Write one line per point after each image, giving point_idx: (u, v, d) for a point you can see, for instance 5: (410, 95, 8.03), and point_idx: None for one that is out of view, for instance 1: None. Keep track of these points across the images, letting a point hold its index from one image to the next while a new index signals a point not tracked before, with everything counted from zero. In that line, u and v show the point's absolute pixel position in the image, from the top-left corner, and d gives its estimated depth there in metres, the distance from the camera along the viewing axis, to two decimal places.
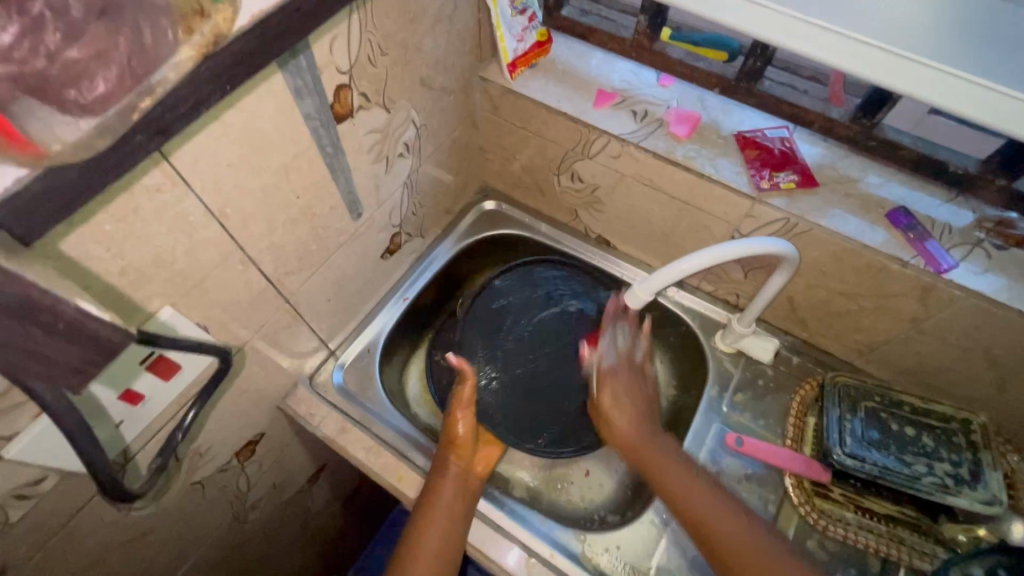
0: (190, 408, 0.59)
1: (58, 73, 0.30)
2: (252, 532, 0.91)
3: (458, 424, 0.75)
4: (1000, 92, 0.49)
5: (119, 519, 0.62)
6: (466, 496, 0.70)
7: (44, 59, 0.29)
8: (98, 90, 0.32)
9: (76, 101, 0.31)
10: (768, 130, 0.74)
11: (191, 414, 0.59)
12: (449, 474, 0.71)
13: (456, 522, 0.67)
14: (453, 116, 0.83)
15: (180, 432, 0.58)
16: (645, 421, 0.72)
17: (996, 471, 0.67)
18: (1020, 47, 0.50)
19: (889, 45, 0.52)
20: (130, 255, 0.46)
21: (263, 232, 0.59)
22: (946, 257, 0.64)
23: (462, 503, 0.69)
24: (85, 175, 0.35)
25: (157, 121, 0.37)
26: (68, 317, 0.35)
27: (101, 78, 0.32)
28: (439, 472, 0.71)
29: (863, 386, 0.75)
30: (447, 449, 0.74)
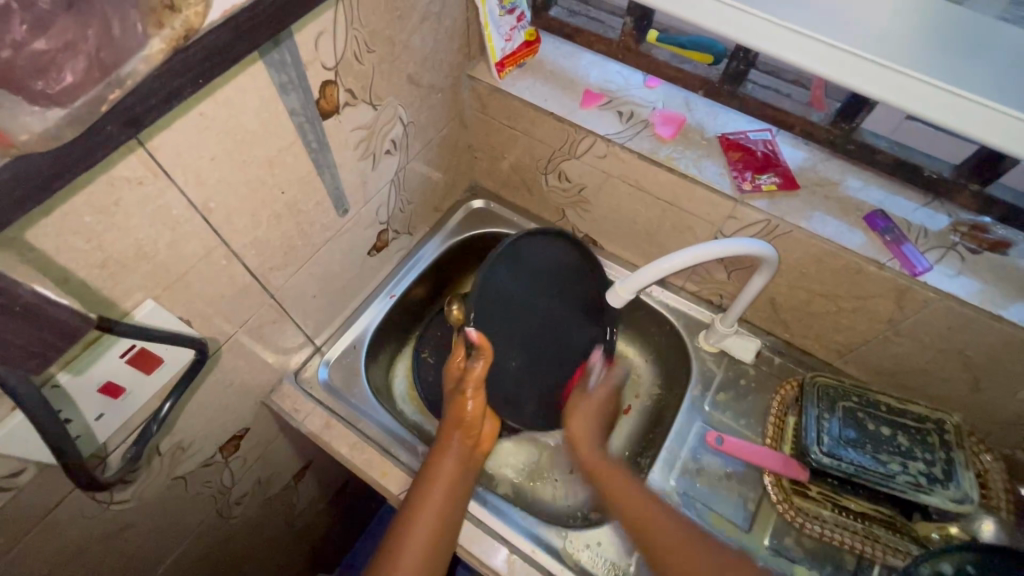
0: (167, 401, 0.59)
1: (25, 64, 0.30)
2: (236, 528, 0.91)
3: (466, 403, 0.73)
4: (965, 97, 0.50)
5: (100, 512, 0.62)
6: (463, 478, 0.69)
7: (11, 49, 0.29)
8: (67, 81, 0.32)
9: (44, 91, 0.31)
10: (752, 133, 0.75)
11: (167, 406, 0.58)
12: (450, 455, 0.70)
13: (456, 500, 0.67)
14: (442, 114, 0.83)
15: (155, 423, 0.57)
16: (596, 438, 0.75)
17: (968, 470, 0.69)
18: (985, 57, 0.51)
19: (856, 50, 0.52)
20: (111, 246, 0.46)
21: (247, 226, 0.59)
22: (921, 259, 0.65)
23: (457, 485, 0.69)
24: (53, 163, 0.35)
25: (126, 113, 0.37)
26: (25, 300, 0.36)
27: (68, 69, 0.32)
28: (441, 451, 0.71)
29: (841, 387, 0.76)
30: (454, 428, 0.72)
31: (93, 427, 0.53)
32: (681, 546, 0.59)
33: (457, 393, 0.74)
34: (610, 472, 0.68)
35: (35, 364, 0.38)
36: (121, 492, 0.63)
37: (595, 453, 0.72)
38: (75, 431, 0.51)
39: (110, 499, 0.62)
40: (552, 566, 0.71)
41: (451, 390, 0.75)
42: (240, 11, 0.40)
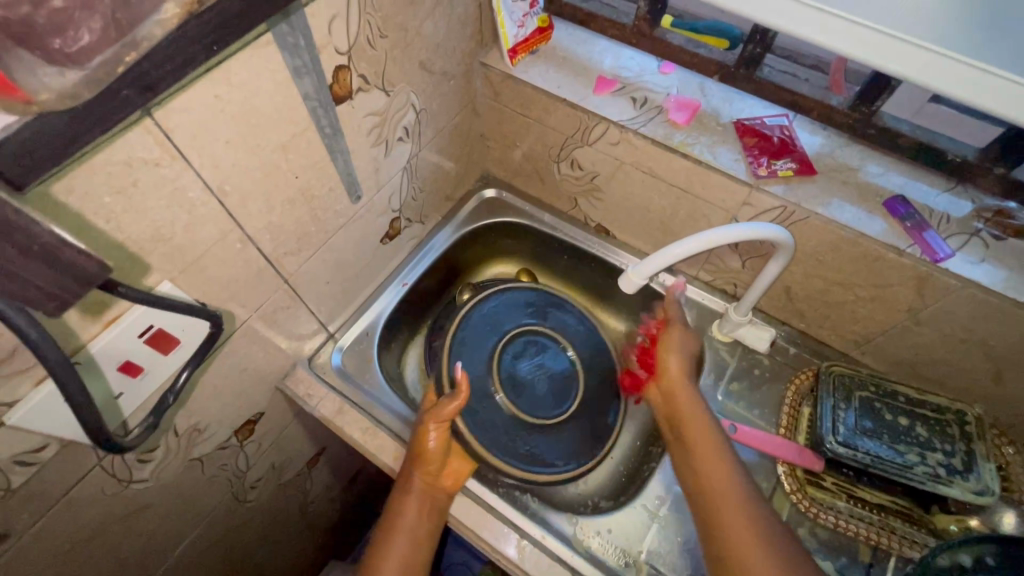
0: (183, 370, 0.56)
1: (44, 22, 0.29)
2: (252, 511, 0.93)
3: (429, 437, 0.71)
4: (983, 70, 0.49)
5: (119, 492, 0.64)
6: (426, 523, 0.68)
7: (31, 6, 0.29)
8: (84, 42, 0.32)
9: (62, 50, 0.31)
10: (768, 118, 0.74)
11: (183, 376, 0.56)
12: (410, 496, 0.68)
13: (419, 543, 0.67)
14: (454, 102, 0.83)
15: (172, 394, 0.56)
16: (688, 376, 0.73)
17: (989, 462, 0.67)
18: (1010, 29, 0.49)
19: (878, 24, 0.51)
20: (129, 227, 0.47)
21: (261, 211, 0.60)
22: (943, 246, 0.64)
23: (421, 533, 0.68)
24: (59, 134, 0.35)
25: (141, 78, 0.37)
26: (43, 241, 0.35)
27: (86, 28, 0.31)
28: (404, 489, 0.69)
29: (858, 377, 0.75)
30: (416, 461, 0.71)
31: (112, 405, 0.55)
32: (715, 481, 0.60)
33: (421, 425, 0.72)
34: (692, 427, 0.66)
35: (54, 308, 0.38)
36: (140, 471, 0.65)
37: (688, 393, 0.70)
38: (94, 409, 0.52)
39: (129, 478, 0.64)
40: (562, 552, 0.70)
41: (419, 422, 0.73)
42: None
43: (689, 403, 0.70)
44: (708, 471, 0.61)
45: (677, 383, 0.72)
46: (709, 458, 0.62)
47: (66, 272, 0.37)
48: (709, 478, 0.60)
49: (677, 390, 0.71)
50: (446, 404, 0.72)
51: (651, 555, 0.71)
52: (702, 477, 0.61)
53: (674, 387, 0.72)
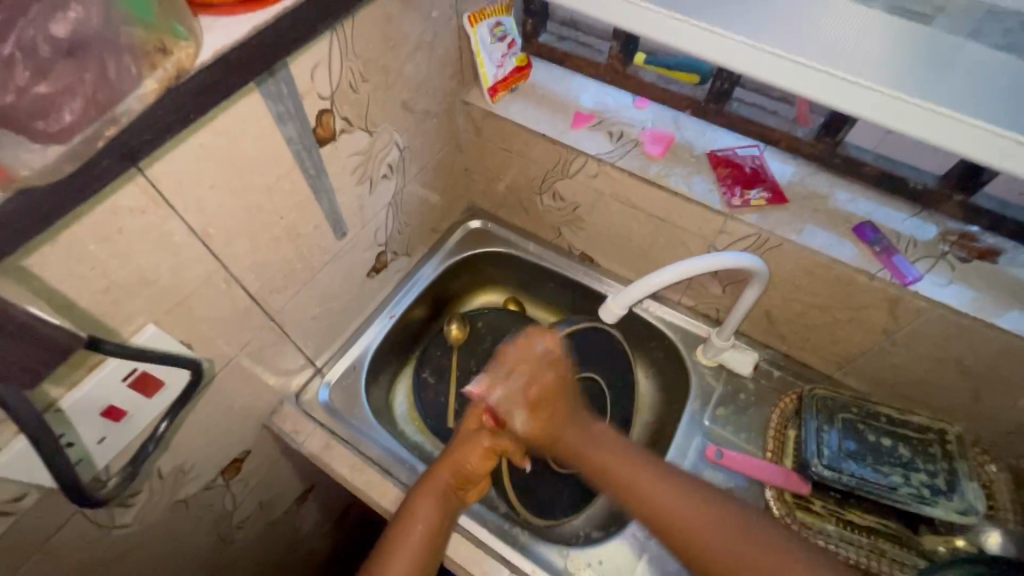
0: (162, 421, 0.58)
1: (25, 107, 0.33)
2: (238, 552, 0.91)
3: (472, 451, 0.69)
4: (928, 108, 0.51)
5: (101, 538, 0.63)
6: (442, 525, 0.66)
7: (14, 93, 0.32)
8: (66, 120, 0.35)
9: (44, 130, 0.34)
10: (740, 149, 0.77)
11: (162, 426, 0.58)
12: (432, 494, 0.67)
13: (433, 540, 0.64)
14: (437, 138, 0.86)
15: (152, 443, 0.57)
16: (572, 419, 0.66)
17: (972, 480, 0.68)
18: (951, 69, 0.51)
19: (838, 71, 0.53)
20: (115, 273, 0.48)
21: (247, 251, 0.61)
22: (911, 269, 0.66)
23: (437, 537, 0.65)
24: (52, 199, 0.37)
25: (124, 146, 0.39)
26: (17, 318, 0.37)
27: (67, 109, 0.35)
28: (426, 486, 0.68)
29: (840, 398, 0.76)
30: (449, 463, 0.69)
31: (95, 451, 0.54)
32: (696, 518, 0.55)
33: (468, 435, 0.71)
34: (609, 468, 0.62)
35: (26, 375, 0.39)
36: (123, 516, 0.64)
37: (580, 441, 0.64)
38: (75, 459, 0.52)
39: (111, 523, 0.63)
40: None
41: (464, 433, 0.71)
42: (233, 50, 0.43)
43: (562, 417, 0.66)
44: (616, 473, 0.61)
45: (543, 398, 0.66)
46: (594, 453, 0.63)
47: (29, 333, 0.38)
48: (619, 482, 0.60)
49: (556, 389, 0.67)
50: (507, 437, 0.70)
51: None
52: (616, 486, 0.61)
53: (537, 420, 0.66)
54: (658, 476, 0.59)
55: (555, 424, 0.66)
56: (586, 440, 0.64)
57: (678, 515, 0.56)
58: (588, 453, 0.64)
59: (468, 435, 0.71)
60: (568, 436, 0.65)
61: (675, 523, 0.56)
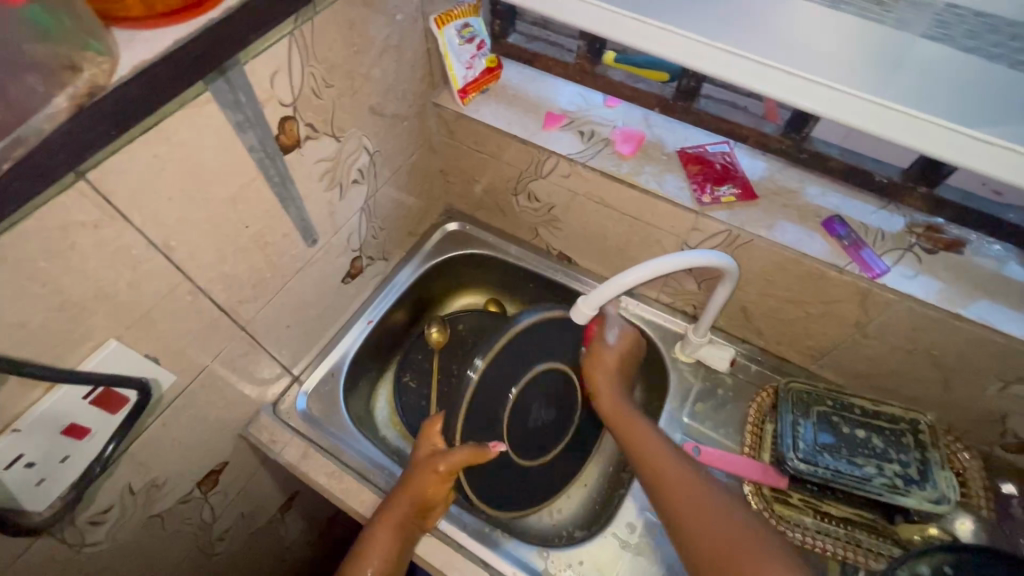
0: (110, 441, 0.56)
1: None
2: (221, 564, 0.90)
3: (422, 482, 0.67)
4: (884, 105, 0.51)
5: (71, 557, 0.62)
6: (400, 554, 0.67)
7: None
8: None
9: None
10: (711, 145, 0.77)
11: (110, 446, 0.56)
12: (391, 526, 0.67)
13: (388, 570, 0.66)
14: (409, 141, 0.85)
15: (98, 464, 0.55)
16: (624, 393, 0.75)
17: (943, 469, 0.69)
18: (901, 67, 0.52)
19: (806, 74, 0.53)
20: (70, 289, 0.47)
21: (212, 262, 0.60)
22: (879, 262, 0.66)
23: (392, 564, 0.66)
24: None
25: (40, 166, 0.38)
26: None
27: None
28: (381, 518, 0.68)
29: (816, 391, 0.77)
30: (403, 491, 0.69)
31: (56, 471, 0.53)
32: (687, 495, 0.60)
33: (421, 462, 0.69)
34: (633, 433, 0.69)
35: None
36: (93, 533, 0.63)
37: (619, 405, 0.73)
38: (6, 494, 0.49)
39: (81, 541, 0.62)
40: None
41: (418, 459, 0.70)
42: (154, 66, 0.42)
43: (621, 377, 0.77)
44: (635, 438, 0.68)
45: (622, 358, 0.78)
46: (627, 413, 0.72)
47: None
48: (636, 442, 0.67)
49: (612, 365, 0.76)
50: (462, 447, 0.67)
51: None
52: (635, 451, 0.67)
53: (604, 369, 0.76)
54: (668, 455, 0.65)
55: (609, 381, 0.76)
56: (622, 409, 0.73)
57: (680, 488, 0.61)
58: (621, 416, 0.72)
59: (421, 465, 0.68)
60: (606, 401, 0.74)
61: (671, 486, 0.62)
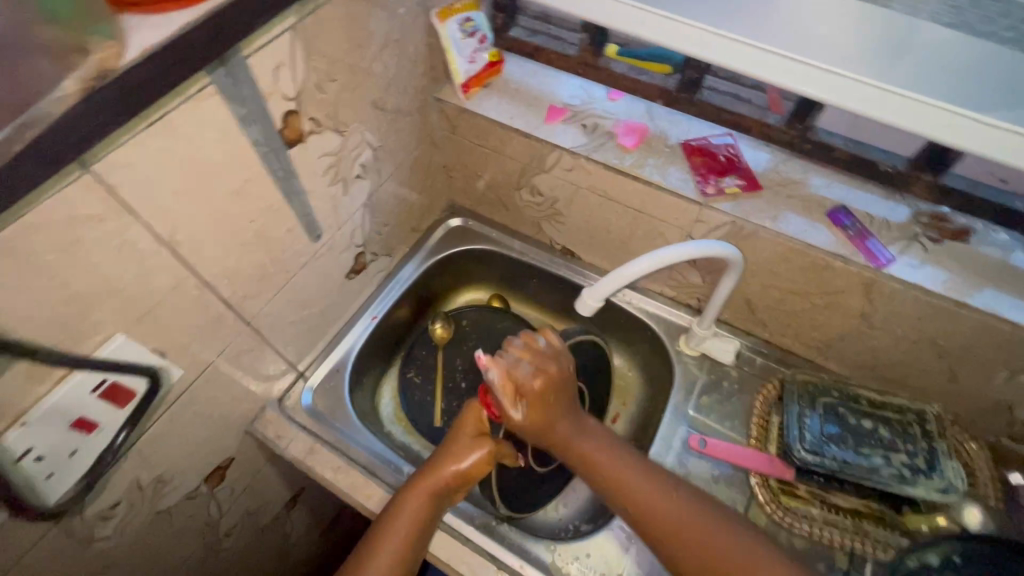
0: (122, 431, 0.56)
1: None
2: (228, 560, 0.91)
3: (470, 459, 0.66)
4: (884, 89, 0.51)
5: (80, 552, 0.62)
6: (428, 525, 0.65)
7: None
8: None
9: None
10: (714, 138, 0.76)
11: (122, 435, 0.56)
12: (425, 494, 0.65)
13: (416, 541, 0.63)
14: (412, 136, 0.85)
15: (110, 453, 0.55)
16: (576, 414, 0.66)
17: (951, 459, 0.69)
18: (901, 54, 0.52)
19: (799, 56, 0.53)
20: (77, 283, 0.47)
21: (217, 256, 0.60)
22: (884, 252, 0.66)
23: (417, 537, 0.63)
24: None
25: (45, 152, 0.38)
26: None
27: None
28: (415, 487, 0.65)
29: (822, 383, 0.77)
30: (446, 461, 0.66)
31: (65, 464, 0.53)
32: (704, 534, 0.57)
33: (470, 442, 0.67)
34: (611, 469, 0.62)
35: None
36: (102, 528, 0.63)
37: (574, 435, 0.64)
38: (17, 487, 0.50)
39: (90, 536, 0.62)
40: None
41: (464, 436, 0.68)
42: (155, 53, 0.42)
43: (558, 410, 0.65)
44: (617, 475, 0.61)
45: (544, 391, 0.64)
46: (592, 447, 0.64)
47: None
48: (618, 482, 0.61)
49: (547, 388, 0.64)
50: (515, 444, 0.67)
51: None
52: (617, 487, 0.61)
53: (538, 413, 0.64)
54: (661, 494, 0.60)
55: (553, 414, 0.65)
56: (583, 439, 0.64)
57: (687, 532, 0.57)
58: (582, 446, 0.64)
59: (469, 442, 0.67)
60: (561, 430, 0.64)
61: (677, 531, 0.57)
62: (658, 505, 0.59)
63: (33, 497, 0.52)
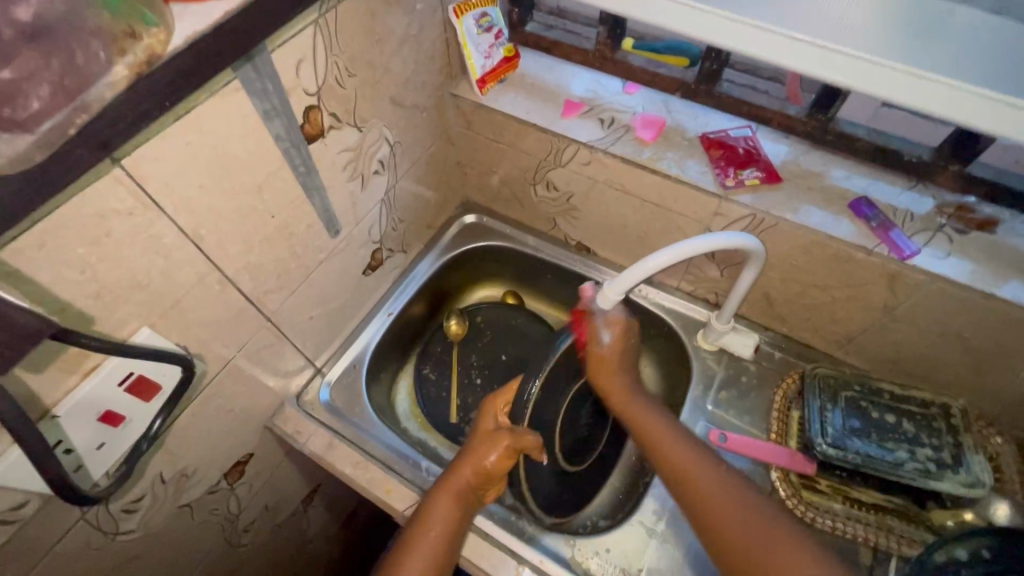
0: (156, 418, 0.57)
1: None
2: (247, 555, 0.91)
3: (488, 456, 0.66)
4: (913, 73, 0.51)
5: (106, 544, 0.63)
6: (459, 526, 0.65)
7: None
8: (34, 107, 0.34)
9: (12, 118, 0.33)
10: (732, 130, 0.76)
11: (156, 423, 0.56)
12: (450, 496, 0.65)
13: (449, 544, 0.63)
14: (428, 133, 0.85)
15: (146, 441, 0.56)
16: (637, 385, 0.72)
17: (977, 453, 0.68)
18: (933, 37, 0.51)
19: (827, 43, 0.53)
20: (106, 277, 0.48)
21: (239, 251, 0.61)
22: (908, 243, 0.65)
23: (451, 539, 0.64)
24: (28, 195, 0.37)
25: (79, 142, 0.38)
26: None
27: (34, 96, 0.34)
28: (440, 490, 0.66)
29: (842, 376, 0.76)
30: (467, 462, 0.67)
31: (95, 456, 0.54)
32: (740, 524, 0.55)
33: (488, 438, 0.67)
34: (657, 433, 0.66)
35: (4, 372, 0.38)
36: (127, 521, 0.64)
37: (635, 400, 0.70)
38: (67, 468, 0.51)
39: (115, 529, 0.63)
40: None
41: (482, 433, 0.68)
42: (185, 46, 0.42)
43: (623, 383, 0.71)
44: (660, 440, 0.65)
45: (616, 362, 0.71)
46: (646, 414, 0.69)
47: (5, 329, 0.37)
48: (659, 444, 0.65)
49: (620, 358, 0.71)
50: (527, 433, 0.66)
51: (651, 571, 0.71)
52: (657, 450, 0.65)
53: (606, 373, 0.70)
54: (697, 459, 0.62)
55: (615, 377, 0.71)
56: (643, 405, 0.70)
57: (716, 494, 0.59)
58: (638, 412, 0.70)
59: (486, 440, 0.67)
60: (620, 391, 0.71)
61: (705, 492, 0.59)
62: (695, 470, 0.61)
63: (84, 475, 0.54)
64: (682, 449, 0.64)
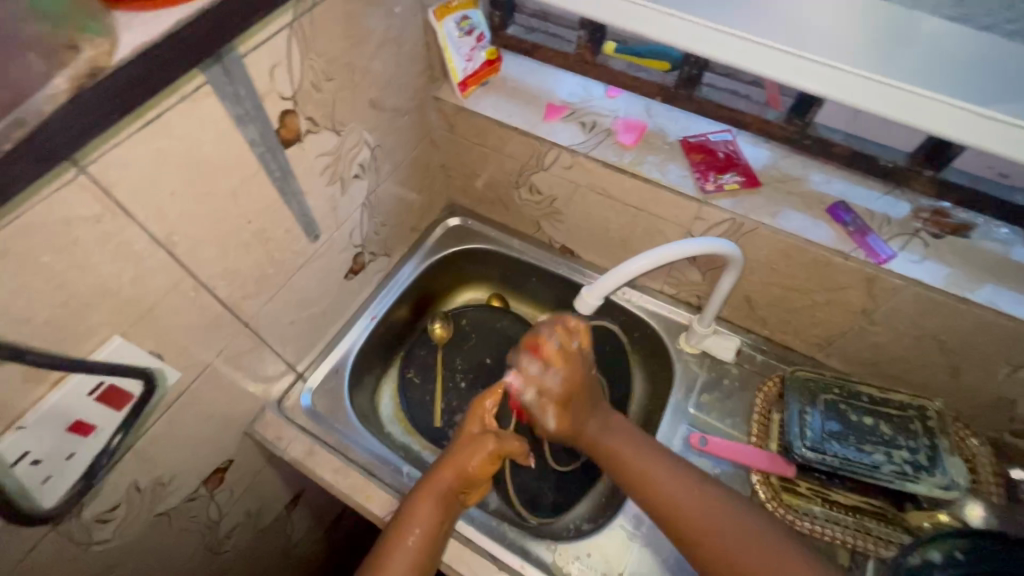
0: (116, 434, 0.56)
1: None
2: (228, 562, 0.90)
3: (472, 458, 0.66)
4: (882, 82, 0.51)
5: (80, 555, 0.62)
6: (441, 529, 0.64)
7: None
8: None
9: None
10: (712, 134, 0.76)
11: (116, 439, 0.56)
12: (433, 498, 0.64)
13: (430, 547, 0.62)
14: (410, 136, 0.85)
15: (105, 457, 0.56)
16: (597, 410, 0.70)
17: (953, 455, 0.69)
18: (899, 47, 0.52)
19: (799, 51, 0.53)
20: (74, 285, 0.47)
21: (214, 257, 0.60)
22: (885, 247, 0.66)
23: (433, 542, 0.63)
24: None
25: (39, 149, 0.37)
26: None
27: None
28: (423, 492, 0.65)
29: (822, 379, 0.76)
30: (450, 464, 0.66)
31: (65, 466, 0.53)
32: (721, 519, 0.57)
33: (471, 441, 0.68)
34: (625, 460, 0.65)
35: None
36: (100, 531, 0.63)
37: (594, 427, 0.69)
38: (16, 491, 0.49)
39: (89, 539, 0.62)
40: None
41: (465, 436, 0.69)
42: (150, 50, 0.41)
43: (584, 410, 0.69)
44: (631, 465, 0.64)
45: (572, 396, 0.68)
46: (613, 440, 0.67)
47: None
48: (631, 470, 0.64)
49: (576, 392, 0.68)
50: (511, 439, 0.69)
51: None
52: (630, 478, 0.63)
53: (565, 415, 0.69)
54: (672, 481, 0.61)
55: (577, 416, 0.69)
56: (604, 431, 0.68)
57: (699, 518, 0.58)
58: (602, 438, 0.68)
59: (471, 443, 0.67)
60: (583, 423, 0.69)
61: (687, 517, 0.58)
62: (672, 494, 0.60)
63: (26, 501, 0.51)
64: (645, 457, 0.64)
